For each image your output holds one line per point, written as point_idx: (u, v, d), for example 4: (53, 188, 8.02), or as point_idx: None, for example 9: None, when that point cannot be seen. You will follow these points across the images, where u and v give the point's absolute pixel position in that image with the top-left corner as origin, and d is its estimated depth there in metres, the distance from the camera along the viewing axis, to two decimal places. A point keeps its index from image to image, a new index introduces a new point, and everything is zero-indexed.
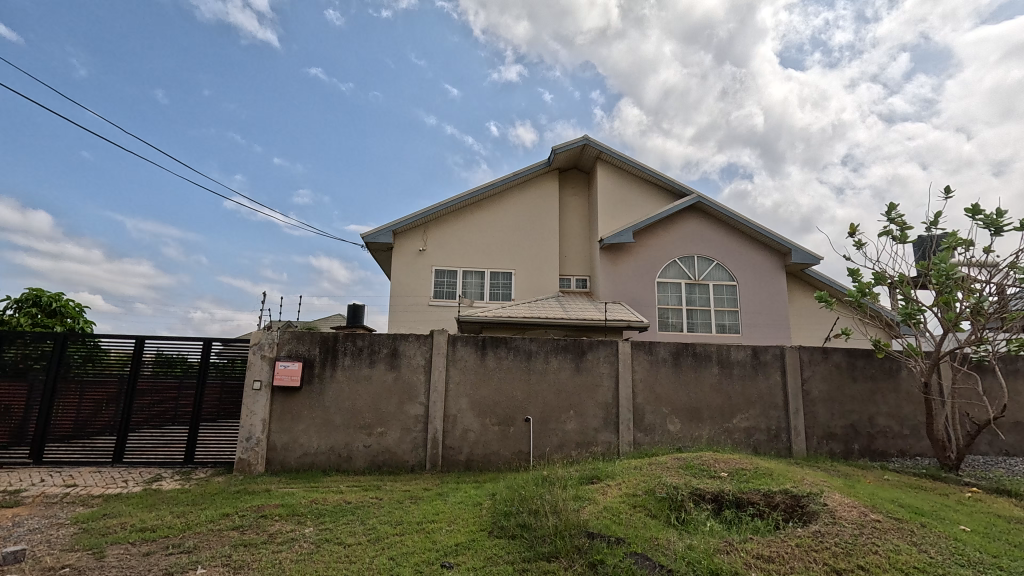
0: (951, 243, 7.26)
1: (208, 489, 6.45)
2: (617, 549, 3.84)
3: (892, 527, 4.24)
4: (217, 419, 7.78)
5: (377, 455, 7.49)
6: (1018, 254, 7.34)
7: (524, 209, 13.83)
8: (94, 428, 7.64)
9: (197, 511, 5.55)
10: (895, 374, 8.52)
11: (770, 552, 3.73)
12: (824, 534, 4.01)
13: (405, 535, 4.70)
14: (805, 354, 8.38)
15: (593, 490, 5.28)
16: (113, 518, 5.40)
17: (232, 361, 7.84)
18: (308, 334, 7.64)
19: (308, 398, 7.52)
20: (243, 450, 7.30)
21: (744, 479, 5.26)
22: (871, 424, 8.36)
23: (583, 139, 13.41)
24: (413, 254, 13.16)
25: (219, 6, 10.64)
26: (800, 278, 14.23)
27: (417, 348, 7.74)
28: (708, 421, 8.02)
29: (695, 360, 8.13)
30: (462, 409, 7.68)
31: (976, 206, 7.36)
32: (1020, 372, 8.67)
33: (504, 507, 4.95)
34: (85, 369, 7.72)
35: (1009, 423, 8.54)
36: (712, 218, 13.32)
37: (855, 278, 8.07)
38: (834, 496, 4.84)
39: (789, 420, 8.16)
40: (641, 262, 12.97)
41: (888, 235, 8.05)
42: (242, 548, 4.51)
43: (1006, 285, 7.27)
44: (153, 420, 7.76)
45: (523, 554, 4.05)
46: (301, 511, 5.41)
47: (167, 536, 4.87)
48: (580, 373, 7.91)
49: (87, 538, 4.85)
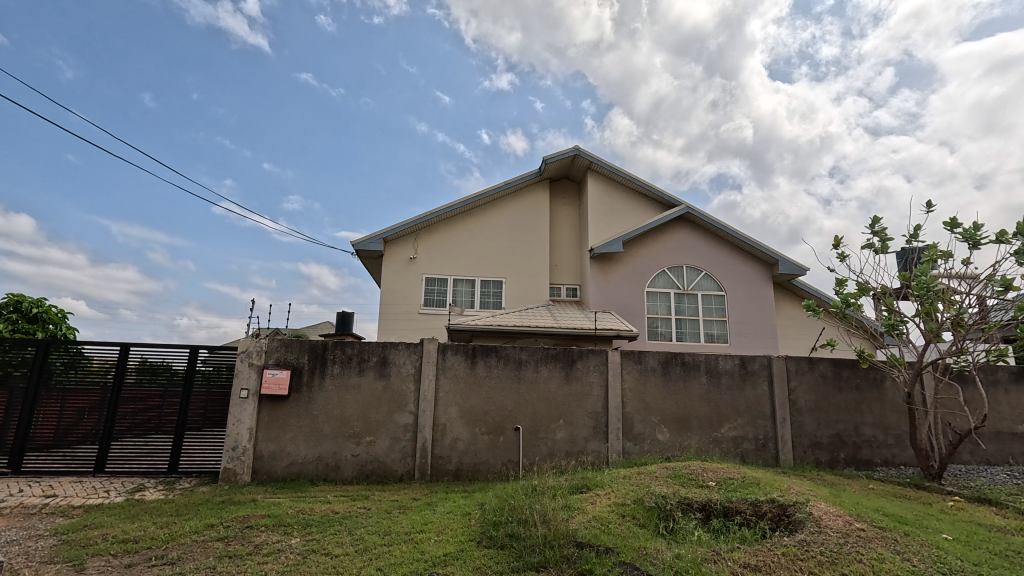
0: (931, 255, 7.43)
1: (192, 499, 6.35)
2: (606, 558, 3.86)
3: (876, 536, 4.29)
4: (202, 427, 7.67)
5: (366, 464, 7.44)
6: (996, 267, 7.52)
7: (515, 217, 13.88)
8: (76, 437, 7.52)
9: (181, 522, 5.46)
10: (880, 384, 8.65)
11: (757, 561, 3.77)
12: (810, 543, 4.04)
13: (393, 545, 4.67)
14: (792, 364, 8.49)
15: (583, 499, 5.29)
16: (94, 529, 5.30)
17: (218, 368, 7.79)
18: (298, 342, 7.60)
19: (296, 406, 7.47)
20: (228, 459, 7.20)
21: (732, 488, 5.30)
22: (857, 433, 8.46)
23: (574, 149, 13.59)
24: (403, 262, 13.14)
25: (208, 10, 10.69)
26: (787, 288, 14.41)
27: (407, 357, 7.72)
28: (697, 431, 8.07)
29: (684, 369, 8.19)
30: (451, 418, 7.66)
31: (955, 220, 7.54)
32: (999, 382, 8.86)
33: (493, 516, 4.94)
34: (67, 376, 7.61)
35: (990, 433, 8.69)
36: (700, 227, 13.46)
37: (840, 289, 8.21)
38: (819, 505, 4.89)
39: (776, 429, 8.24)
40: (630, 272, 13.07)
41: (871, 246, 8.22)
42: (227, 560, 4.45)
43: (985, 297, 7.43)
44: (136, 429, 7.62)
45: (512, 564, 4.03)
46: (288, 522, 5.35)
47: (150, 547, 4.79)
48: (570, 383, 7.94)
49: (67, 550, 4.75)
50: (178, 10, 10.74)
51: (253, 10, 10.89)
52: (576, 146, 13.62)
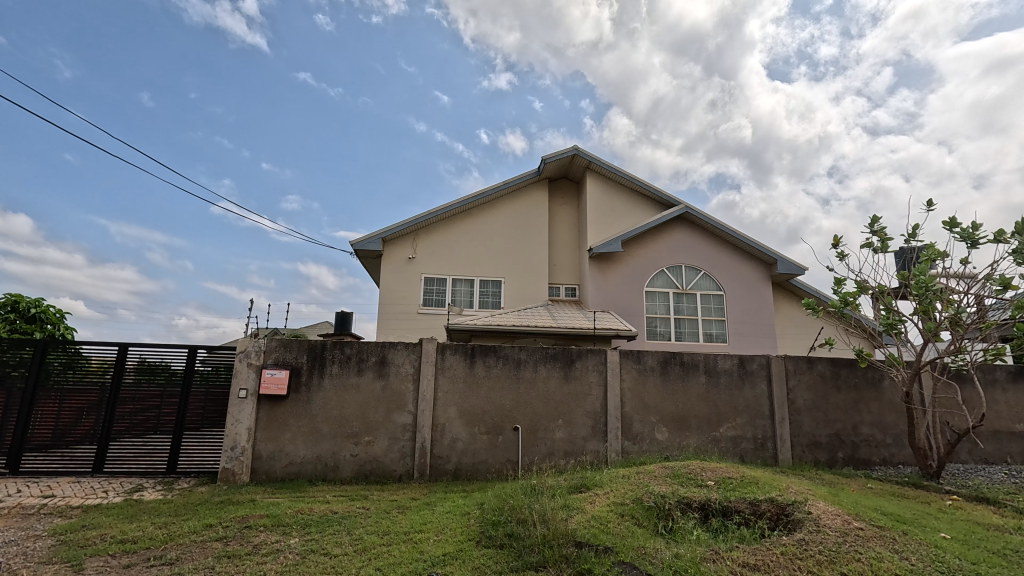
0: (929, 255, 7.44)
1: (191, 500, 6.33)
2: (605, 558, 3.86)
3: (874, 535, 4.29)
4: (201, 427, 7.66)
5: (365, 464, 7.43)
6: (994, 267, 7.54)
7: (514, 218, 13.88)
8: (74, 437, 7.51)
9: (180, 522, 5.45)
10: (878, 383, 8.66)
11: (756, 560, 3.77)
12: (808, 542, 4.05)
13: (392, 545, 4.66)
14: (790, 364, 8.50)
15: (582, 498, 5.29)
16: (92, 530, 5.30)
17: (217, 368, 7.78)
18: (296, 342, 7.59)
19: (295, 406, 7.46)
20: (227, 460, 7.18)
21: (731, 488, 5.30)
22: (856, 433, 8.47)
23: (573, 149, 13.60)
24: (402, 262, 13.13)
25: (205, 8, 10.66)
26: (786, 288, 14.42)
27: (406, 357, 7.72)
28: (696, 430, 8.08)
29: (683, 369, 8.20)
30: (450, 418, 7.66)
31: (953, 220, 7.56)
32: (997, 381, 8.89)
33: (493, 516, 4.93)
34: (65, 376, 7.60)
35: (988, 432, 8.71)
36: (699, 227, 13.47)
37: (838, 288, 8.22)
38: (818, 504, 4.90)
39: (775, 428, 8.25)
40: (629, 272, 13.07)
41: (870, 246, 8.23)
42: (226, 560, 4.44)
43: (983, 296, 7.44)
44: (135, 429, 7.61)
45: (511, 564, 4.03)
46: (286, 522, 5.35)
47: (148, 547, 4.78)
48: (569, 382, 7.94)
49: (65, 550, 4.74)
50: (176, 9, 10.72)
51: (250, 9, 10.86)
52: (575, 146, 13.63)
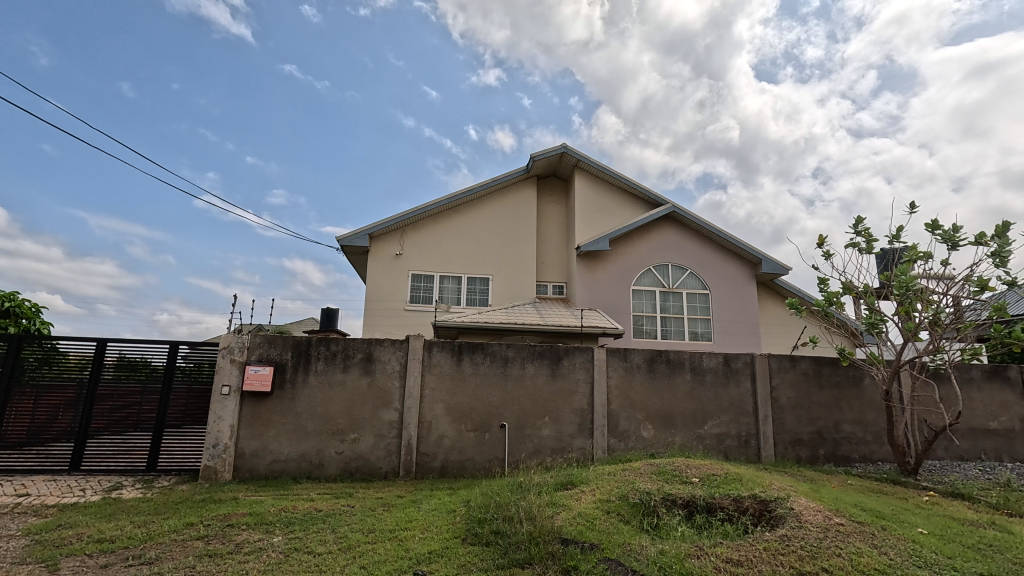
0: (912, 255, 7.56)
1: (171, 498, 6.21)
2: (590, 554, 3.89)
3: (855, 530, 4.37)
4: (182, 425, 7.53)
5: (350, 462, 7.38)
6: (972, 268, 7.68)
7: (502, 215, 13.85)
8: (50, 435, 7.34)
9: (159, 521, 5.36)
10: (859, 382, 8.80)
11: (739, 556, 3.81)
12: (790, 538, 4.09)
13: (377, 543, 4.62)
14: (774, 362, 8.60)
15: (568, 496, 5.28)
16: (68, 529, 5.19)
17: (199, 365, 7.64)
18: (281, 338, 7.48)
19: (279, 403, 7.37)
20: (209, 457, 7.08)
21: (715, 485, 5.35)
22: (837, 430, 8.60)
23: (561, 147, 13.60)
24: (390, 258, 13.05)
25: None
26: (771, 288, 14.60)
27: (392, 354, 7.66)
28: (681, 428, 8.14)
29: (669, 367, 8.26)
30: (437, 415, 7.63)
31: (935, 221, 7.68)
32: (973, 380, 9.08)
33: (479, 514, 4.91)
34: (41, 372, 7.42)
35: (964, 429, 8.91)
36: (685, 226, 13.56)
37: (823, 287, 8.32)
38: (800, 500, 4.96)
39: (758, 426, 8.35)
40: (616, 270, 13.12)
41: (855, 246, 8.34)
42: (207, 558, 4.37)
43: (961, 297, 7.59)
44: (114, 427, 7.46)
45: (496, 561, 4.03)
46: (269, 520, 5.28)
47: (127, 547, 4.69)
48: (556, 379, 7.95)
49: (41, 550, 4.64)
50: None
51: None
52: (564, 144, 13.64)
